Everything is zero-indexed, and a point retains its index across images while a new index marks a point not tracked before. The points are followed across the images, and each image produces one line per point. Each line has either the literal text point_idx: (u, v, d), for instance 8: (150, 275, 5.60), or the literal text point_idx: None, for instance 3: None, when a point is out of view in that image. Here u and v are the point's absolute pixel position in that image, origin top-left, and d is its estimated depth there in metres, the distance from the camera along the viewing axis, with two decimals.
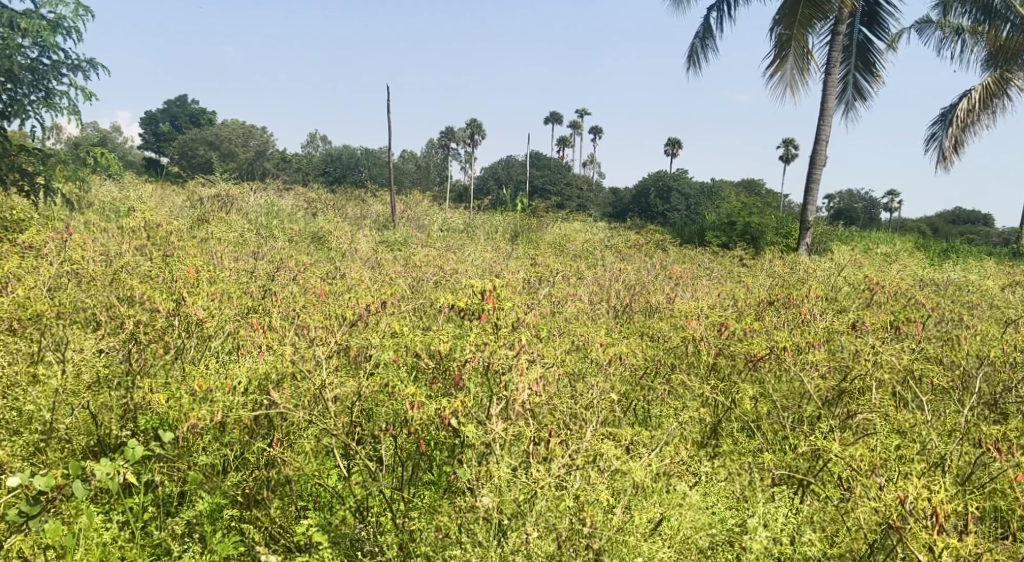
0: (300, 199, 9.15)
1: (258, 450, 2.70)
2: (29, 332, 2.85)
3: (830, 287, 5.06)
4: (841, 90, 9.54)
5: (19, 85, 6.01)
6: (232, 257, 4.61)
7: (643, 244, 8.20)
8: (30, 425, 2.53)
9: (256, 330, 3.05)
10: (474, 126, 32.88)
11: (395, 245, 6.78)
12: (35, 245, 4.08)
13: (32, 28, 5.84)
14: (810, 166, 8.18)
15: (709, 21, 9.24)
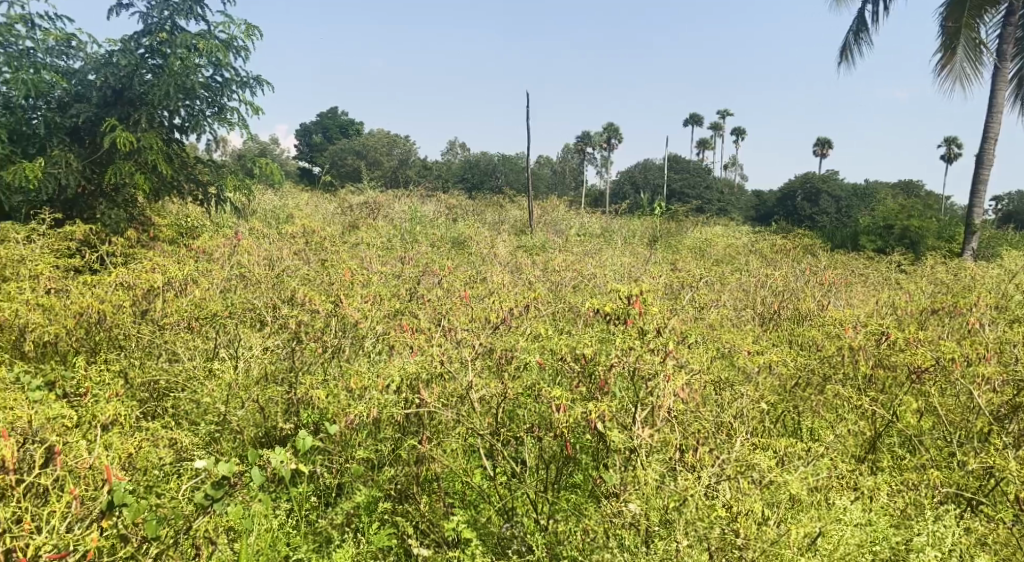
0: (430, 203, 9.47)
1: (409, 447, 2.80)
2: (205, 330, 3.11)
3: (1002, 295, 4.71)
4: (1013, 84, 8.77)
5: (194, 103, 6.51)
6: (380, 261, 4.84)
7: (790, 249, 7.96)
8: (206, 415, 2.73)
9: (405, 331, 3.15)
10: (611, 130, 32.37)
11: (533, 250, 6.92)
12: (207, 252, 4.50)
13: (207, 50, 6.30)
14: (976, 165, 7.66)
15: (863, 14, 8.87)
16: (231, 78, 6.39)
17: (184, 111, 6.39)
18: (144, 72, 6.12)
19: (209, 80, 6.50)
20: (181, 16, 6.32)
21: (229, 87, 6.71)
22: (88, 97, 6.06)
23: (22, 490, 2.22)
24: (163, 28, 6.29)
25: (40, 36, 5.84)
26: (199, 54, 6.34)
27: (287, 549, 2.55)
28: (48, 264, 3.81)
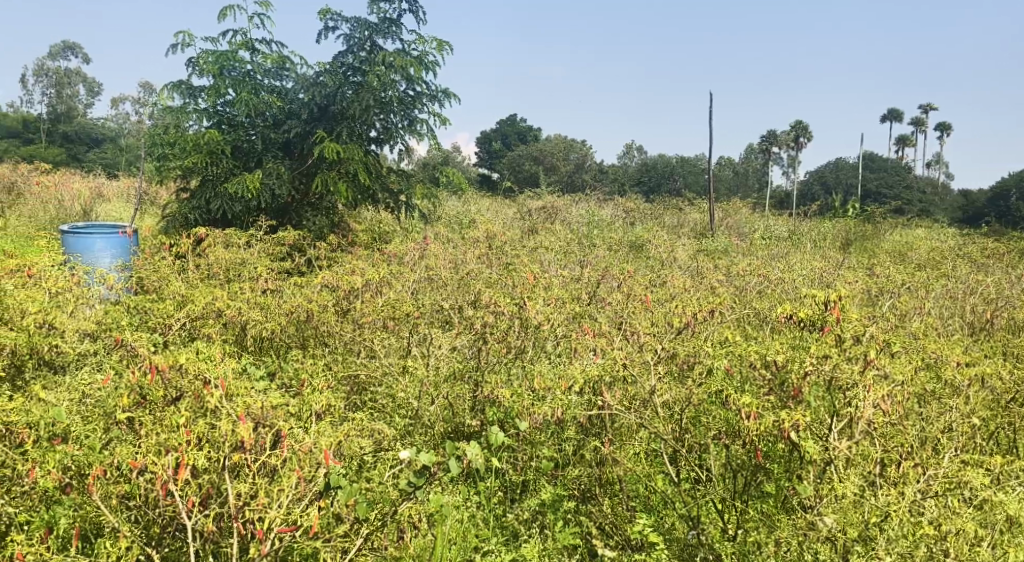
0: (594, 207, 9.54)
1: (592, 448, 2.80)
2: (399, 329, 3.32)
3: None
4: None
5: (389, 116, 6.97)
6: (559, 265, 4.98)
7: (1005, 254, 7.23)
8: (400, 410, 2.92)
9: (586, 333, 3.19)
10: (803, 127, 30.92)
11: (714, 254, 6.79)
12: (399, 256, 4.86)
13: (400, 66, 6.68)
14: None
15: None
16: (421, 93, 6.72)
17: (379, 123, 6.87)
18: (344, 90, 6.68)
19: (402, 94, 6.87)
20: (379, 35, 6.79)
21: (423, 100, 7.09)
22: (299, 113, 6.81)
23: (257, 466, 2.53)
24: (363, 48, 6.79)
25: (260, 62, 6.64)
26: (393, 71, 6.73)
27: (477, 541, 2.67)
28: (265, 265, 4.27)
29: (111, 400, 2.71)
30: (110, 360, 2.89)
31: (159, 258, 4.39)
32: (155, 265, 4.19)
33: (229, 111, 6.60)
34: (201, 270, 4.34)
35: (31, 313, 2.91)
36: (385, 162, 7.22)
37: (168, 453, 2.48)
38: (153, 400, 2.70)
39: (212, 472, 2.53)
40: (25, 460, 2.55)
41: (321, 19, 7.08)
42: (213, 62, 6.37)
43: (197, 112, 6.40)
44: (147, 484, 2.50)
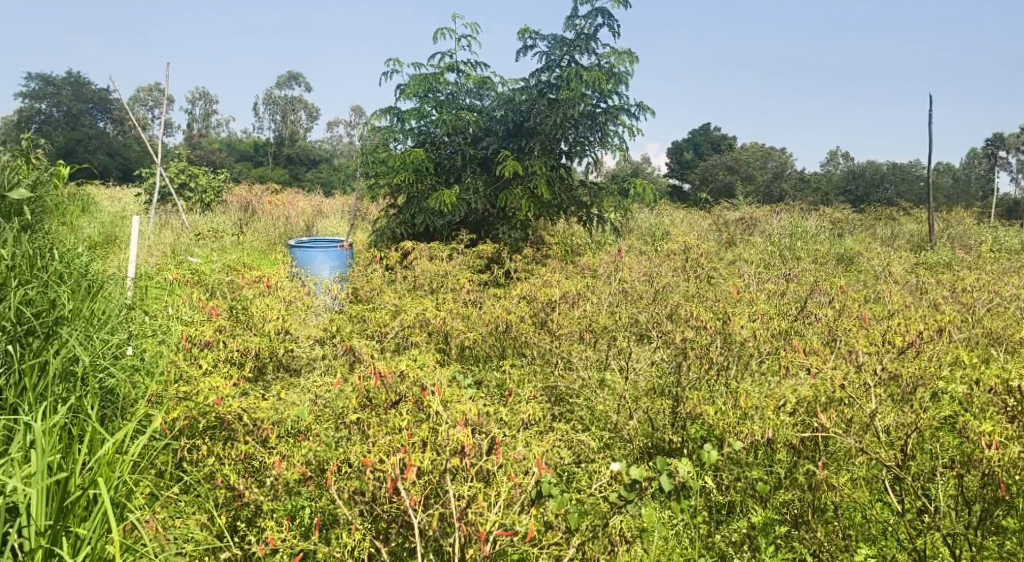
0: (794, 217, 9.18)
1: (805, 472, 2.71)
2: (596, 341, 3.50)
3: None
4: None
5: (582, 131, 7.08)
6: (760, 279, 4.99)
7: None
8: (600, 422, 3.01)
9: (796, 351, 3.23)
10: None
11: (933, 269, 6.32)
12: (598, 271, 5.11)
13: (594, 82, 6.72)
14: None
15: None
16: (615, 107, 6.70)
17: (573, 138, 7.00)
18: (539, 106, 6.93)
19: (596, 108, 6.91)
20: (576, 52, 6.92)
21: (617, 113, 7.12)
22: (496, 130, 7.15)
23: (475, 470, 2.73)
24: (560, 64, 6.92)
25: (462, 82, 7.07)
26: (587, 86, 6.80)
27: (684, 559, 2.67)
28: (467, 276, 4.66)
29: (338, 402, 3.06)
30: (337, 365, 3.31)
31: (372, 269, 4.91)
32: (369, 275, 4.75)
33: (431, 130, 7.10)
34: (410, 280, 4.80)
35: (271, 323, 3.46)
36: (578, 175, 7.40)
37: (396, 454, 2.73)
38: (378, 402, 3.04)
39: (435, 473, 2.74)
40: (271, 453, 2.87)
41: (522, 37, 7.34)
42: (419, 85, 6.91)
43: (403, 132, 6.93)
44: (378, 481, 2.73)
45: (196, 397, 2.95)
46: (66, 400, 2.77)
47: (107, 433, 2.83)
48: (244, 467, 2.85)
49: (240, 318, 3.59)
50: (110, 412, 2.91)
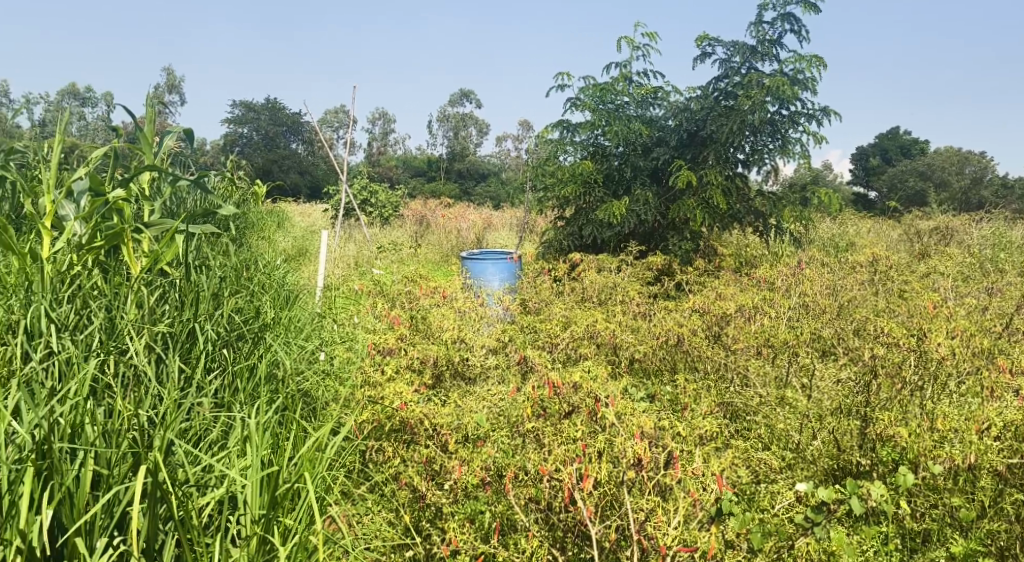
0: (995, 227, 8.77)
1: (1011, 500, 2.62)
2: (777, 359, 3.74)
3: None
4: None
5: (759, 139, 7.28)
6: (959, 293, 5.02)
7: None
8: (780, 441, 3.09)
9: (1002, 374, 3.27)
10: None
11: None
12: (778, 285, 5.42)
13: (775, 89, 6.89)
14: None
15: None
16: (795, 114, 6.82)
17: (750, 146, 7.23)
18: (715, 115, 7.24)
19: (774, 115, 7.07)
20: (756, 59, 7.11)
21: (797, 119, 7.23)
22: (670, 140, 7.59)
23: (651, 484, 2.78)
24: (739, 72, 7.14)
25: (636, 94, 7.59)
26: (767, 93, 6.98)
27: None
28: (635, 289, 5.14)
29: (512, 411, 3.23)
30: (510, 375, 3.54)
31: (542, 283, 5.49)
32: (537, 289, 5.29)
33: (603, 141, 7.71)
34: (580, 292, 5.37)
35: (448, 334, 3.74)
36: (753, 183, 7.70)
37: (572, 464, 2.82)
38: (551, 412, 3.21)
39: (611, 485, 2.80)
40: (451, 458, 3.05)
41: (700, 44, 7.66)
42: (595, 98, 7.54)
43: (575, 145, 7.60)
44: (555, 489, 2.82)
45: (385, 402, 3.24)
46: (273, 397, 3.14)
47: (307, 430, 3.13)
48: (428, 471, 3.03)
49: (419, 327, 3.97)
50: (308, 415, 3.24)
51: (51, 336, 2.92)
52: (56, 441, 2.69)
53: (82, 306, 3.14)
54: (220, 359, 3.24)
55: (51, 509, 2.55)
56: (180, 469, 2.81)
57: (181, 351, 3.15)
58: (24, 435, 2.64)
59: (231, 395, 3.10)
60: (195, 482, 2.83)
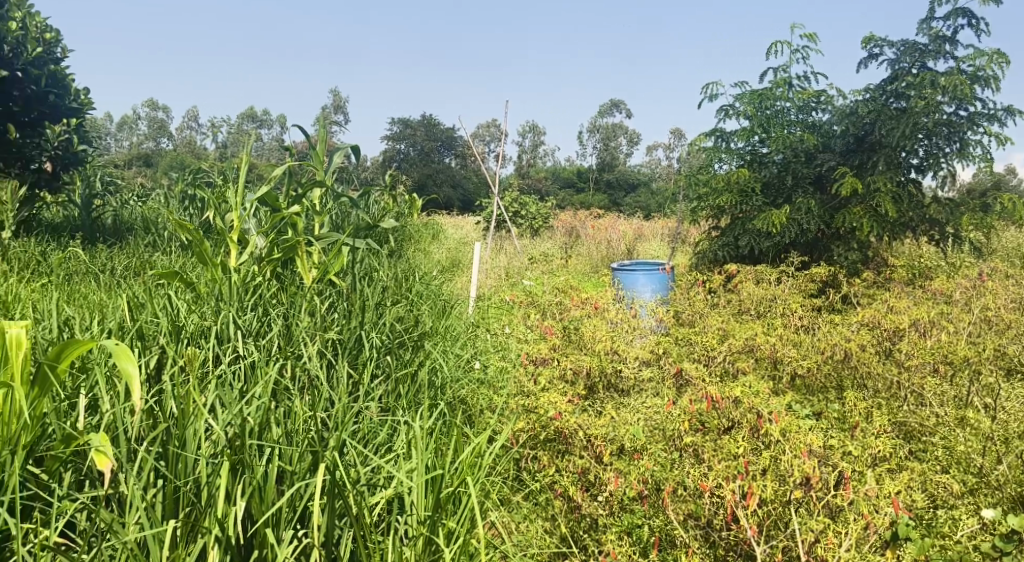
0: None
1: None
2: (962, 375, 3.76)
3: None
4: None
5: (934, 142, 7.57)
6: None
7: None
8: (960, 465, 2.93)
9: None
10: None
11: None
12: (954, 297, 5.50)
13: (950, 87, 7.21)
14: None
15: None
16: (973, 111, 7.01)
17: (923, 148, 7.52)
18: (883, 118, 7.62)
19: (949, 115, 7.31)
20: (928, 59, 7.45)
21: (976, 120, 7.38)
22: (835, 145, 8.08)
23: (820, 503, 2.68)
24: (909, 73, 7.55)
25: (798, 100, 8.22)
26: (941, 92, 7.28)
27: None
28: (796, 302, 5.36)
29: (669, 424, 3.26)
30: (663, 389, 3.71)
31: (701, 296, 5.90)
32: (692, 304, 5.56)
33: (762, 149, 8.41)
34: (743, 303, 5.70)
35: (601, 345, 4.02)
36: (931, 191, 7.93)
37: (734, 481, 2.78)
38: (710, 427, 3.27)
39: (778, 502, 2.70)
40: (606, 469, 3.08)
41: (868, 49, 8.10)
42: (752, 107, 8.28)
43: (732, 154, 8.40)
44: (716, 506, 2.78)
45: (540, 412, 3.37)
46: (433, 402, 3.50)
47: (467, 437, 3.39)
48: (584, 482, 3.08)
49: (572, 338, 4.31)
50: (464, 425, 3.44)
51: (236, 341, 3.51)
52: (246, 439, 2.97)
53: (262, 315, 3.80)
54: (386, 366, 3.66)
55: (243, 501, 2.77)
56: (353, 468, 3.00)
57: (349, 356, 3.63)
58: (218, 432, 2.93)
59: (395, 401, 3.43)
60: (369, 482, 3.01)
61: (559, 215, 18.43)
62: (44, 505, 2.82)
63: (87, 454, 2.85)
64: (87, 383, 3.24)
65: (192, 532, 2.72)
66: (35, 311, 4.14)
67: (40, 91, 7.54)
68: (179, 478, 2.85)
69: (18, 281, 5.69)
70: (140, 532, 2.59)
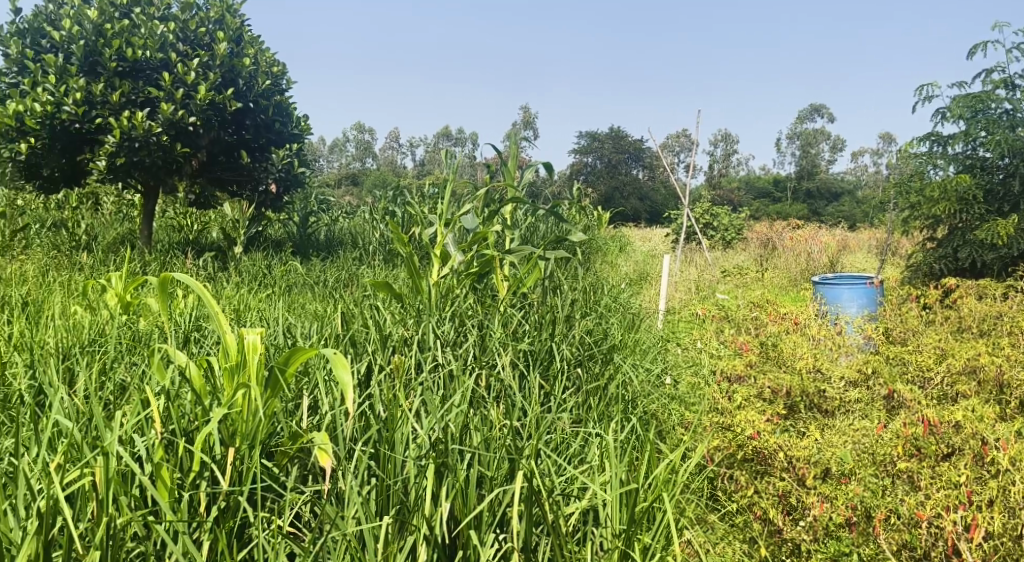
0: None
1: None
2: None
3: None
4: None
5: None
6: None
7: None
8: None
9: None
10: None
11: None
12: None
13: None
14: None
15: None
16: None
17: None
18: None
19: None
20: None
21: None
22: None
23: None
24: None
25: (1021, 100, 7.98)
26: None
27: None
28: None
29: (880, 448, 3.12)
30: (873, 411, 3.60)
31: (911, 311, 5.64)
32: (903, 318, 5.21)
33: (979, 155, 8.27)
34: (961, 321, 5.36)
35: (802, 363, 3.95)
36: None
37: (956, 511, 2.64)
38: (927, 452, 3.08)
39: (1007, 537, 2.56)
40: (810, 493, 2.96)
41: None
42: (966, 110, 8.18)
43: (946, 162, 8.33)
44: (937, 538, 2.63)
45: (737, 430, 3.36)
46: (623, 415, 3.82)
47: (658, 448, 3.76)
48: (784, 505, 3.00)
49: (771, 354, 4.28)
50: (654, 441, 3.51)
51: (436, 350, 3.90)
52: (448, 443, 3.16)
53: (459, 325, 4.21)
54: (577, 379, 4.15)
55: (448, 502, 2.92)
56: (548, 478, 3.10)
57: (540, 366, 4.12)
58: (423, 435, 3.14)
59: (587, 410, 3.89)
60: (564, 492, 3.11)
61: (750, 229, 18.17)
62: (276, 495, 3.13)
63: (309, 450, 3.15)
64: (309, 385, 3.62)
65: (402, 528, 2.88)
66: (268, 320, 4.78)
67: (268, 121, 8.62)
68: (390, 477, 3.06)
69: (252, 292, 6.62)
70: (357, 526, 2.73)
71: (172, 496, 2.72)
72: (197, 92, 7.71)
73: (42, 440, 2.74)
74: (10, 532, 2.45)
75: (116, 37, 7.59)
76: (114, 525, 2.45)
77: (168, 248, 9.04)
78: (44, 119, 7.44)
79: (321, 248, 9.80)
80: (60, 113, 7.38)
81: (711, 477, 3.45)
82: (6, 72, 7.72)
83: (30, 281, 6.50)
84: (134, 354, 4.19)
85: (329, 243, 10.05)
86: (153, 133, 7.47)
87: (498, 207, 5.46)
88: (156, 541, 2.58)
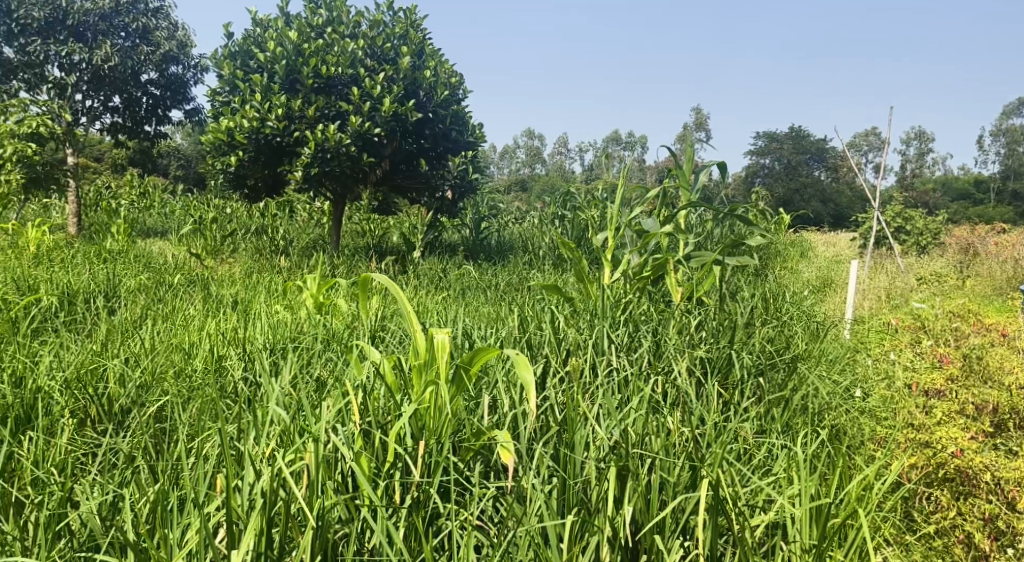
0: None
1: None
2: None
3: None
4: None
5: None
6: None
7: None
8: None
9: None
10: None
11: None
12: None
13: None
14: None
15: None
16: None
17: None
18: None
19: None
20: None
21: None
22: None
23: None
24: None
25: None
26: None
27: None
28: None
29: None
30: None
31: None
32: None
33: None
34: None
35: (1013, 379, 3.69)
36: None
37: None
38: None
39: None
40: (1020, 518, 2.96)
41: None
42: None
43: None
44: None
45: (937, 447, 3.24)
46: (810, 428, 3.84)
47: (850, 464, 3.69)
48: (989, 527, 3.01)
49: (975, 367, 4.02)
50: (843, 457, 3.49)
51: (611, 354, 4.18)
52: (628, 448, 3.37)
53: (633, 331, 4.49)
54: (760, 389, 4.19)
55: (631, 507, 3.10)
56: (732, 489, 3.18)
57: (719, 373, 4.23)
58: (604, 438, 3.36)
59: (770, 421, 3.89)
60: (752, 505, 3.19)
61: (951, 235, 16.57)
62: (463, 487, 3.47)
63: (492, 447, 3.45)
64: (490, 386, 4.02)
65: (584, 529, 3.08)
66: (451, 322, 5.34)
67: (445, 129, 9.38)
68: (571, 477, 3.29)
69: (430, 294, 7.26)
70: (540, 524, 2.98)
71: (372, 482, 3.12)
72: (382, 105, 8.57)
73: (260, 430, 3.25)
74: (238, 505, 2.92)
75: (313, 56, 8.61)
76: (323, 502, 2.86)
77: (354, 252, 10.06)
78: (250, 134, 8.63)
79: (493, 253, 10.39)
80: (265, 128, 8.49)
81: (905, 493, 3.41)
82: (221, 92, 9.10)
83: (240, 281, 7.56)
84: (330, 351, 4.78)
85: (501, 248, 10.63)
86: (342, 144, 8.43)
87: (675, 214, 5.62)
88: (359, 521, 2.96)
